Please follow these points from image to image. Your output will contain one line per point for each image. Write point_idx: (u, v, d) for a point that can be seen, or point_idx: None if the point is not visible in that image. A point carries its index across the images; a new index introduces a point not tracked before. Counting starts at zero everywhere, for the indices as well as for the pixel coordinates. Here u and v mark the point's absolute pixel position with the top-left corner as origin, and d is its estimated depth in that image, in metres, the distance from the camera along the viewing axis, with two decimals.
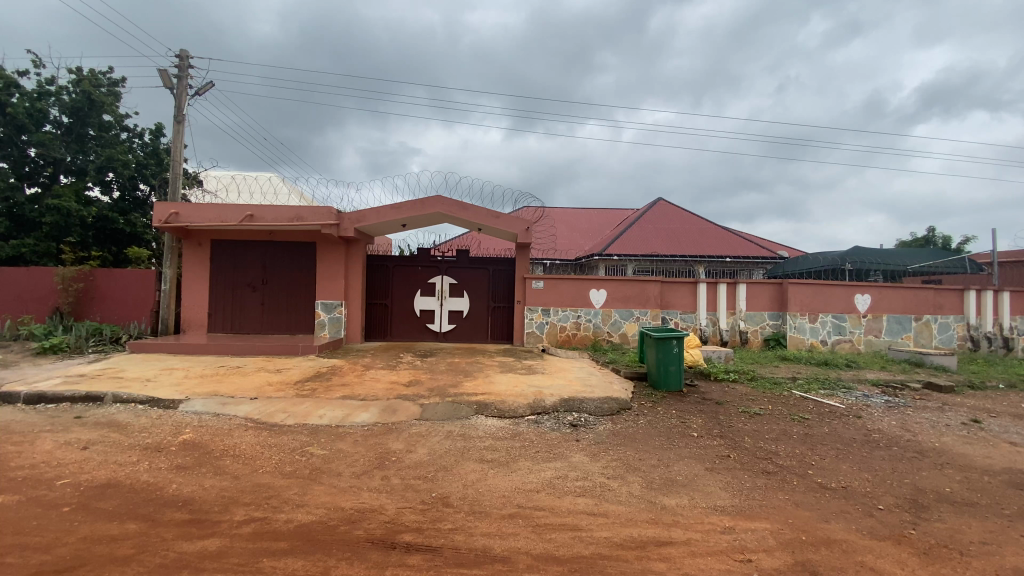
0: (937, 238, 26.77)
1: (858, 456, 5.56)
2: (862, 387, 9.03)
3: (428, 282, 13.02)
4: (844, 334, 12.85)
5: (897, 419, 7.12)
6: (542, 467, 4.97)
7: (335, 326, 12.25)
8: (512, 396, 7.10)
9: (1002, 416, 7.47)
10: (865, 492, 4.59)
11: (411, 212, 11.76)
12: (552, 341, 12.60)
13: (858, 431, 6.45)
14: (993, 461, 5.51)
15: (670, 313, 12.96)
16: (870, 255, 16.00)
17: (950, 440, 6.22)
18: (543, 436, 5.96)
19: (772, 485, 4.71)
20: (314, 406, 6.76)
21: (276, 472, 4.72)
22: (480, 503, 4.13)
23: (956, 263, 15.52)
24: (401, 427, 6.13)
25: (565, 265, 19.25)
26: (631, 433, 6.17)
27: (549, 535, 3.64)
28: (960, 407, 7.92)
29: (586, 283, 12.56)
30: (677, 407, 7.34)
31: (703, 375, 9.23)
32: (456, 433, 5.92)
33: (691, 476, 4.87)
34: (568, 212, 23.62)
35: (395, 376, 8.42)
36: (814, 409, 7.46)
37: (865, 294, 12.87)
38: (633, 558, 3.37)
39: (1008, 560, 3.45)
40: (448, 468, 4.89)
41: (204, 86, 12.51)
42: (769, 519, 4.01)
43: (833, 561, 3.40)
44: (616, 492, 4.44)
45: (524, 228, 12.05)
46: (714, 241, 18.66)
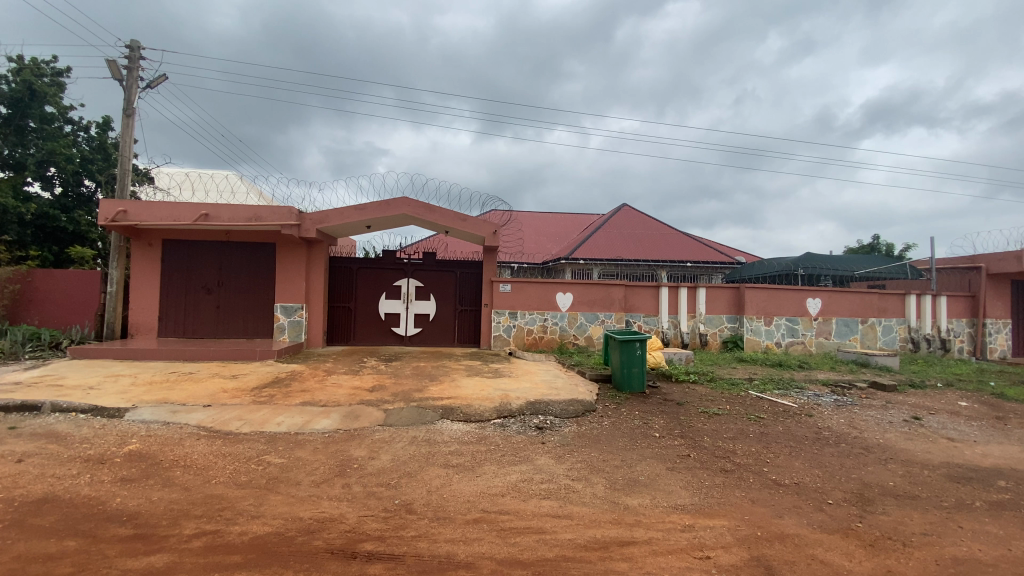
0: (881, 245, 28.39)
1: (810, 453, 5.81)
2: (814, 387, 9.45)
3: (393, 285, 12.81)
4: (797, 336, 13.42)
5: (846, 417, 7.48)
6: (507, 470, 4.96)
7: (295, 331, 11.88)
8: (479, 400, 7.06)
9: (940, 413, 7.97)
10: (816, 488, 4.80)
11: (375, 213, 11.55)
12: (518, 344, 12.62)
13: (809, 429, 6.74)
14: (932, 456, 5.86)
15: (634, 316, 13.22)
16: (821, 261, 16.80)
17: (893, 437, 6.59)
18: (509, 440, 5.93)
19: (729, 483, 4.85)
20: (272, 412, 6.53)
21: (230, 483, 4.52)
22: (445, 509, 4.08)
23: (898, 269, 16.46)
24: (363, 433, 6.00)
25: (533, 268, 19.33)
26: (595, 434, 6.23)
27: (513, 539, 3.63)
28: (903, 405, 8.39)
29: (553, 287, 12.68)
30: (641, 408, 7.50)
31: (664, 376, 9.44)
32: (420, 438, 5.82)
33: (653, 476, 4.96)
34: (536, 216, 23.77)
35: (358, 382, 8.21)
36: (769, 409, 7.74)
37: (816, 298, 13.51)
38: (596, 559, 3.40)
39: (947, 550, 3.66)
40: (412, 474, 4.81)
41: (157, 79, 11.96)
42: (727, 516, 4.13)
43: (785, 555, 3.53)
44: (581, 494, 4.48)
45: (491, 231, 12.05)
46: (676, 246, 19.16)
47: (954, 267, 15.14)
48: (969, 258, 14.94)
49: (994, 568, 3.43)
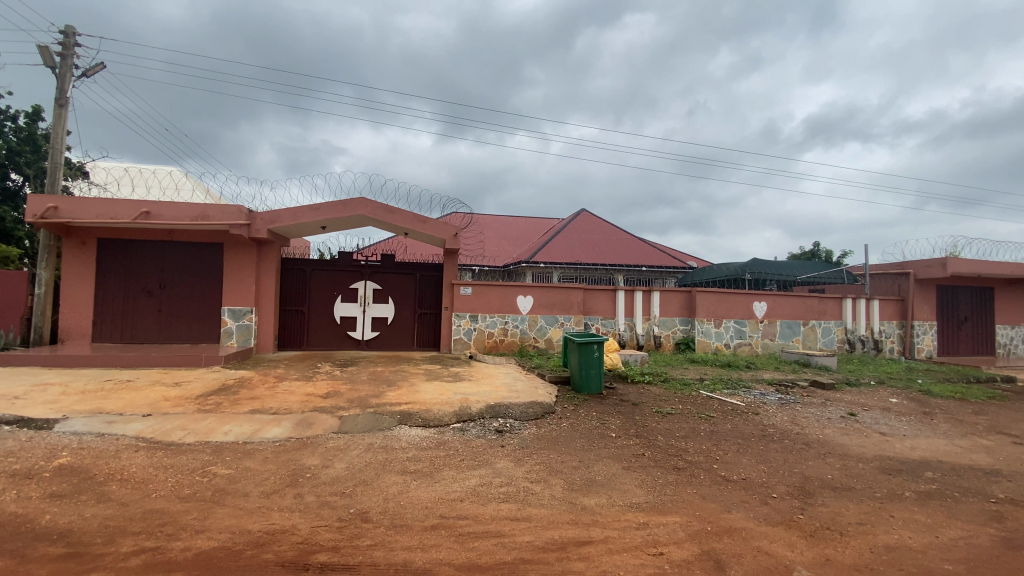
0: (821, 252, 30.20)
1: (756, 449, 6.08)
2: (760, 386, 9.93)
3: (350, 288, 12.50)
4: (745, 337, 14.05)
5: (789, 414, 7.90)
6: (466, 475, 4.93)
7: (243, 335, 11.37)
8: (437, 404, 6.98)
9: (873, 409, 8.54)
10: (761, 482, 5.04)
11: (331, 214, 11.26)
12: (479, 348, 12.58)
13: (756, 427, 7.07)
14: (866, 450, 6.27)
15: (592, 319, 13.47)
16: (766, 266, 17.67)
17: (831, 432, 7.01)
18: (468, 444, 5.90)
19: (681, 480, 5.02)
20: (219, 421, 6.22)
21: (171, 497, 4.27)
22: (402, 516, 4.01)
23: (836, 274, 17.53)
24: (317, 441, 5.82)
25: (493, 271, 19.34)
26: (554, 436, 6.30)
27: (471, 544, 3.61)
28: (840, 402, 8.95)
29: (513, 290, 12.75)
30: (598, 409, 7.64)
31: (621, 378, 9.65)
32: (377, 445, 5.70)
33: (610, 476, 5.07)
34: (497, 219, 23.82)
35: (311, 388, 7.94)
36: (719, 408, 8.07)
37: (762, 301, 14.20)
38: (554, 560, 3.43)
39: (879, 538, 3.93)
40: (368, 482, 4.70)
41: (95, 68, 11.21)
42: (679, 512, 4.27)
43: (733, 548, 3.68)
44: (539, 496, 4.51)
45: (452, 234, 11.99)
46: (633, 251, 19.66)
47: (885, 273, 16.27)
48: (899, 265, 16.10)
49: (921, 553, 3.70)
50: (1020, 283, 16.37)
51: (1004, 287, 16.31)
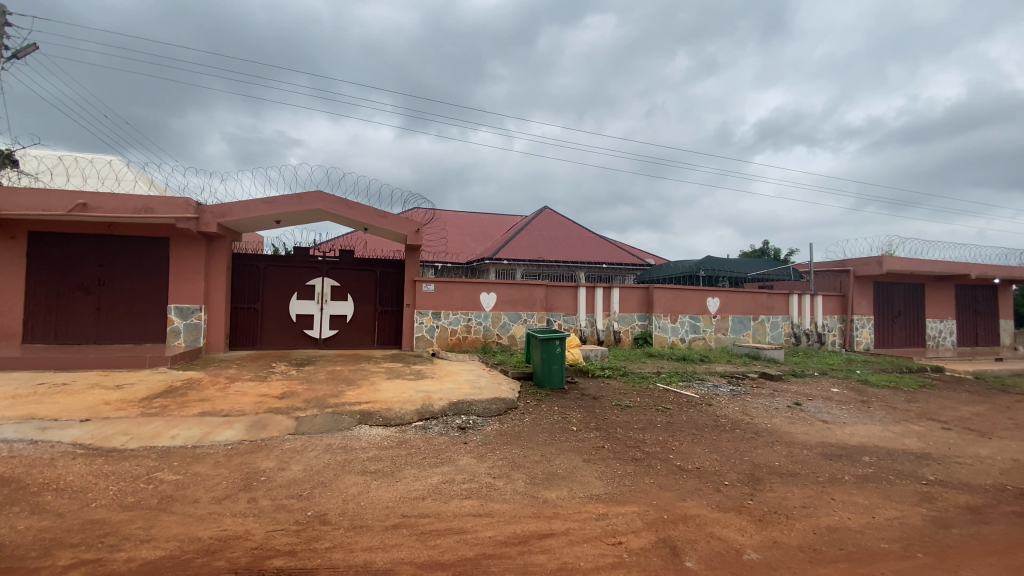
0: (770, 250, 31.68)
1: (710, 439, 6.33)
2: (713, 378, 10.34)
3: (307, 285, 12.14)
4: (699, 332, 14.57)
5: (740, 405, 8.27)
6: (428, 473, 4.90)
7: (191, 334, 10.86)
8: (399, 403, 6.89)
9: (816, 399, 9.05)
10: (714, 471, 5.25)
11: (287, 208, 10.88)
12: (441, 345, 12.49)
13: (709, 417, 7.36)
14: (810, 437, 6.64)
15: (555, 315, 13.62)
16: (719, 263, 18.36)
17: (778, 421, 7.39)
18: (430, 442, 5.85)
19: (639, 470, 5.17)
20: (165, 425, 5.91)
21: (113, 506, 4.03)
22: (362, 517, 3.95)
23: (783, 271, 18.41)
24: (272, 443, 5.63)
25: (456, 268, 19.24)
26: (516, 432, 6.34)
27: (433, 541, 3.59)
28: (786, 393, 9.43)
29: (476, 286, 12.73)
30: (560, 403, 7.75)
31: (582, 372, 9.82)
32: (336, 446, 5.57)
33: (571, 469, 5.16)
34: (460, 215, 23.67)
35: (266, 389, 7.66)
36: (675, 400, 8.35)
37: (715, 297, 14.77)
38: (516, 554, 3.46)
39: (821, 520, 4.18)
40: (326, 484, 4.59)
41: (26, 49, 10.38)
42: (637, 502, 4.40)
43: (688, 535, 3.82)
44: (501, 491, 4.54)
45: (413, 230, 11.81)
46: (593, 248, 19.99)
47: (828, 270, 17.23)
48: (840, 262, 17.09)
49: (858, 533, 3.96)
50: (947, 280, 17.68)
51: (933, 283, 17.59)
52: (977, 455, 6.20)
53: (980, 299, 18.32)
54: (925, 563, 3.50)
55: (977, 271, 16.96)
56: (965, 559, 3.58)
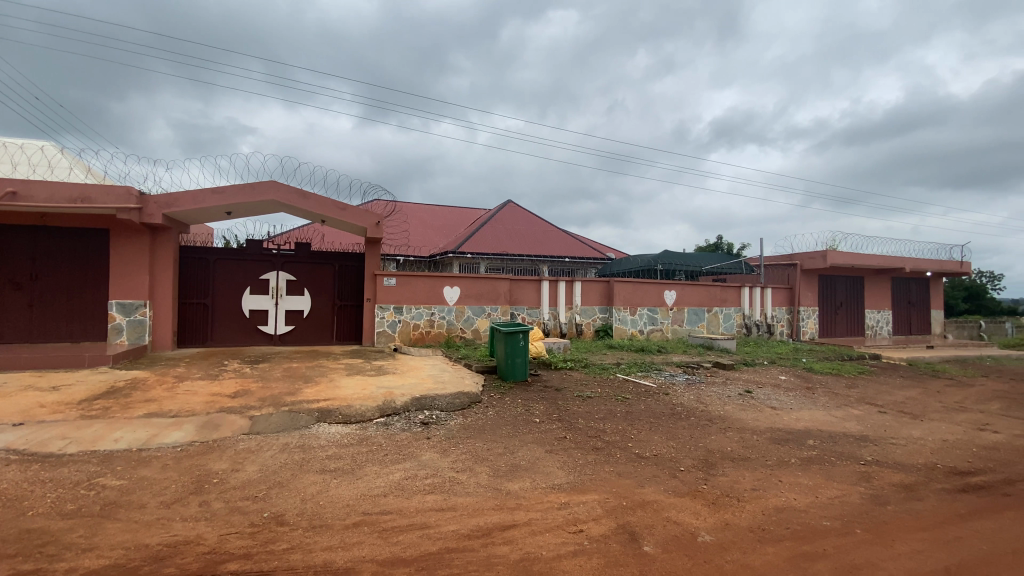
0: (724, 244, 32.87)
1: (667, 427, 6.54)
2: (670, 368, 10.69)
3: (262, 279, 11.70)
4: (657, 324, 15.00)
5: (695, 393, 8.59)
6: (390, 470, 4.84)
7: (136, 331, 10.26)
8: (359, 399, 6.76)
9: (765, 386, 9.51)
10: (671, 457, 5.44)
11: (238, 198, 10.42)
12: (403, 340, 12.33)
13: (666, 406, 7.62)
14: (759, 423, 6.98)
15: (518, 309, 13.69)
16: (677, 257, 18.92)
17: (731, 408, 7.72)
18: (392, 438, 5.78)
19: (600, 459, 5.29)
20: (108, 428, 5.59)
21: (50, 514, 3.78)
22: (321, 516, 3.87)
23: (736, 265, 19.17)
24: (225, 444, 5.42)
25: (419, 261, 19.02)
26: (480, 425, 6.36)
27: (395, 538, 3.56)
28: (738, 381, 9.87)
29: (439, 280, 12.62)
30: (523, 396, 7.81)
31: (545, 365, 9.93)
32: (293, 445, 5.42)
33: (533, 460, 5.22)
34: (422, 208, 23.34)
35: (218, 387, 7.35)
36: (634, 389, 8.59)
37: (672, 290, 15.23)
38: (479, 546, 3.48)
39: (769, 501, 4.41)
40: (283, 484, 4.46)
41: None
42: (598, 490, 4.51)
43: (645, 520, 3.95)
44: (464, 484, 4.55)
45: (373, 223, 11.55)
46: (556, 242, 20.17)
47: (777, 263, 18.05)
48: (788, 256, 17.96)
49: (803, 512, 4.20)
50: (884, 273, 18.87)
51: (872, 276, 18.73)
52: (910, 436, 6.68)
53: (913, 291, 19.66)
54: (863, 539, 3.76)
55: (910, 265, 18.18)
56: (899, 533, 3.85)
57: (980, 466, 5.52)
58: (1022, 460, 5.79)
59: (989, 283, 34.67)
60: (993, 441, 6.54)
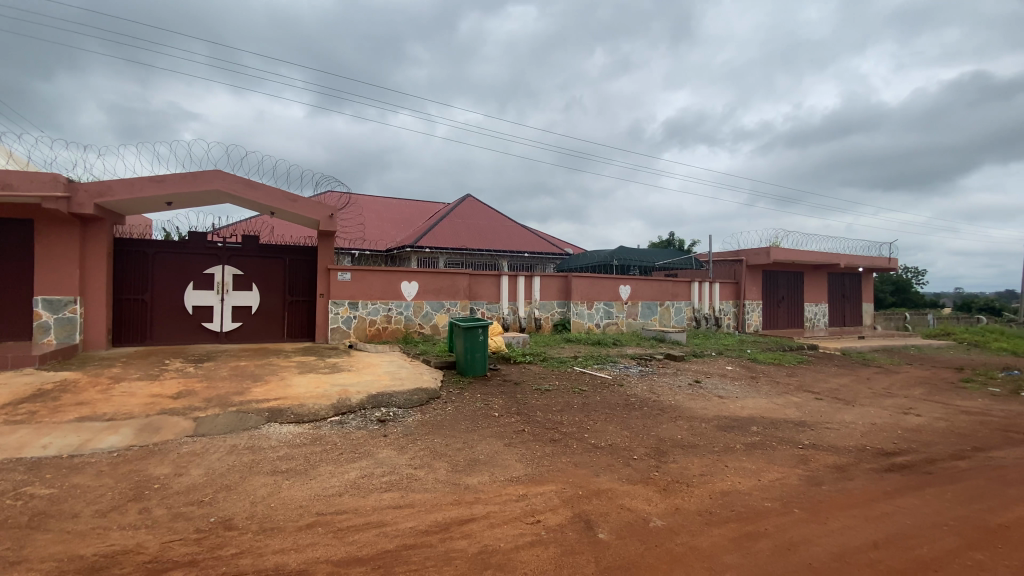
0: (676, 241, 33.99)
1: (622, 418, 6.73)
2: (624, 360, 11.00)
3: (206, 274, 11.12)
4: (612, 317, 15.37)
5: (648, 384, 8.88)
6: (345, 469, 4.74)
7: (65, 330, 9.52)
8: (312, 398, 6.57)
9: (713, 376, 9.96)
10: (625, 446, 5.61)
11: (180, 188, 9.84)
12: (359, 336, 12.06)
13: (621, 397, 7.84)
14: (707, 411, 7.31)
15: (477, 303, 13.67)
16: (631, 253, 19.43)
17: (682, 398, 8.05)
18: (347, 437, 5.66)
19: (557, 451, 5.39)
20: (34, 433, 5.18)
21: None
22: (272, 519, 3.74)
23: (687, 261, 19.89)
24: (167, 447, 5.15)
25: (375, 256, 18.62)
26: (438, 421, 6.32)
27: (351, 537, 3.50)
28: (688, 371, 10.29)
29: (396, 275, 12.43)
30: (482, 390, 7.83)
31: (504, 359, 9.97)
32: (242, 447, 5.22)
33: (492, 454, 5.25)
34: (379, 201, 22.85)
35: (158, 388, 6.96)
36: (590, 381, 8.79)
37: (627, 285, 15.63)
38: (437, 541, 3.48)
39: (716, 485, 4.63)
40: (231, 488, 4.29)
41: None
42: (554, 481, 4.59)
43: (601, 508, 4.07)
44: (422, 481, 4.52)
45: (327, 215, 11.21)
46: (515, 237, 20.25)
47: (724, 259, 18.87)
48: (734, 252, 18.81)
49: (746, 495, 4.44)
50: (822, 269, 20.10)
51: (811, 272, 19.90)
52: (843, 421, 7.17)
53: (847, 286, 21.03)
54: (800, 517, 4.02)
55: (844, 261, 19.44)
56: (832, 511, 4.14)
57: (903, 446, 6.01)
58: (940, 441, 6.35)
59: (913, 278, 37.60)
60: (914, 424, 7.13)
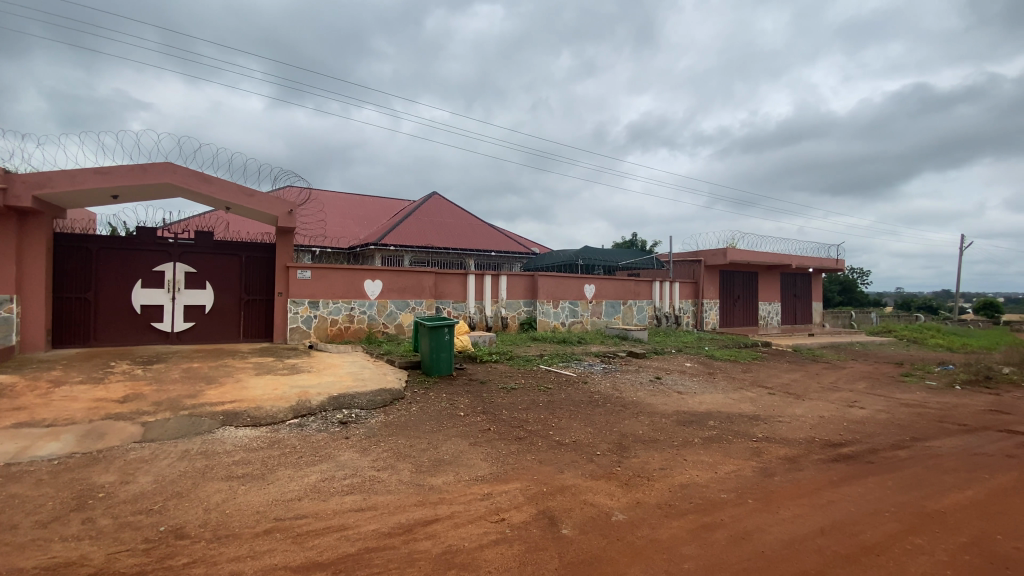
0: (638, 241, 34.78)
1: (585, 415, 6.84)
2: (589, 358, 11.17)
3: (156, 272, 10.59)
4: (577, 316, 15.57)
5: (611, 381, 9.06)
6: (305, 472, 4.63)
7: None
8: (270, 400, 6.36)
9: (673, 372, 10.25)
10: (588, 443, 5.70)
11: (128, 180, 9.33)
12: (320, 336, 11.76)
13: (585, 394, 7.97)
14: (668, 407, 7.52)
15: (443, 302, 13.57)
16: (596, 253, 19.73)
17: (643, 394, 8.25)
18: (307, 439, 5.52)
19: (521, 449, 5.42)
20: None
21: None
22: (228, 526, 3.61)
23: (649, 261, 20.37)
24: (112, 454, 4.89)
25: (337, 253, 18.19)
26: (402, 422, 6.24)
27: (310, 542, 3.42)
28: (649, 368, 10.55)
29: (359, 274, 12.19)
30: (447, 390, 7.79)
31: (470, 359, 9.93)
32: (194, 452, 5.01)
33: (457, 453, 5.23)
34: (341, 197, 22.33)
35: (103, 392, 6.58)
36: (555, 379, 8.89)
37: (592, 284, 15.87)
38: (400, 543, 3.44)
39: (675, 479, 4.77)
40: (183, 494, 4.11)
41: None
42: (519, 478, 4.63)
43: (564, 504, 4.12)
44: (385, 482, 4.46)
45: (286, 211, 10.86)
46: (481, 236, 20.21)
47: (684, 259, 19.43)
48: (693, 252, 19.39)
49: (704, 487, 4.60)
50: (775, 270, 21.00)
51: (765, 272, 20.75)
52: (794, 414, 7.54)
53: (799, 286, 22.04)
54: (754, 507, 4.20)
55: (796, 262, 20.38)
56: (784, 500, 4.35)
57: (848, 438, 6.37)
58: (881, 432, 6.76)
59: (858, 278, 39.80)
60: (859, 416, 7.56)
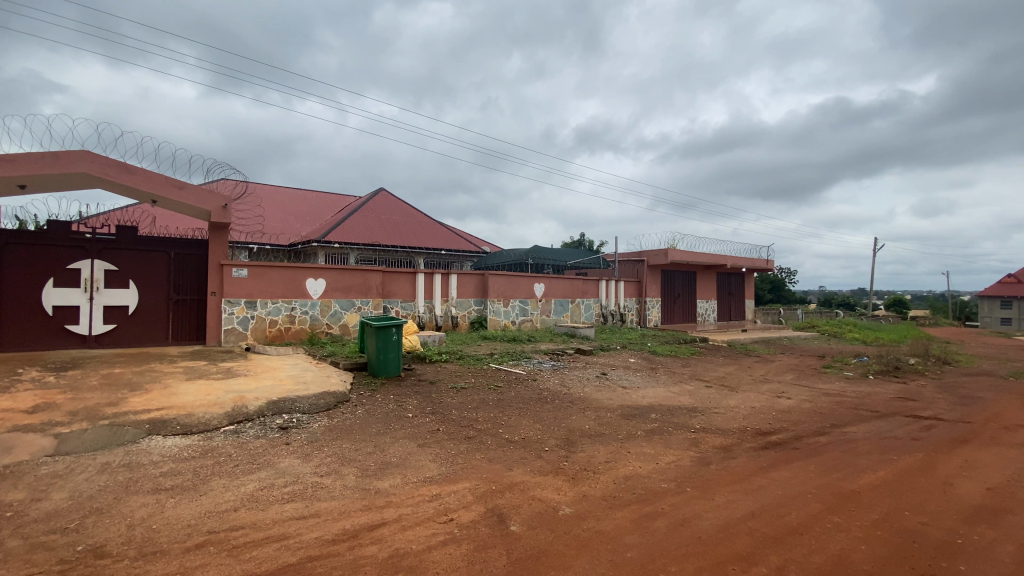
0: (586, 242, 35.65)
1: (534, 412, 6.93)
2: (538, 355, 11.33)
3: (70, 269, 9.67)
4: (527, 315, 15.74)
5: (560, 378, 9.25)
6: (242, 481, 4.40)
7: None
8: (203, 406, 6.00)
9: (618, 368, 10.60)
10: (536, 439, 5.78)
11: (37, 168, 8.47)
12: (258, 338, 11.21)
13: (534, 391, 8.08)
14: (612, 401, 7.77)
15: (391, 302, 13.29)
16: (545, 252, 19.99)
17: (589, 389, 8.47)
18: (244, 447, 5.26)
19: (471, 448, 5.41)
20: None
21: None
22: (155, 542, 3.38)
23: (595, 262, 20.88)
24: (20, 470, 4.43)
25: (276, 250, 17.40)
26: (347, 425, 6.07)
27: (248, 554, 3.26)
28: (596, 364, 10.85)
29: (301, 272, 11.72)
30: (395, 391, 7.65)
31: (418, 359, 9.79)
32: (117, 464, 4.64)
33: (405, 456, 5.15)
34: (280, 191, 21.36)
35: (7, 402, 5.96)
36: (505, 377, 8.96)
37: (541, 283, 16.08)
38: (345, 550, 3.35)
39: (619, 471, 4.94)
40: (103, 510, 3.80)
41: None
42: (468, 478, 4.62)
43: (513, 501, 4.16)
44: (329, 489, 4.32)
45: (220, 206, 10.24)
46: (429, 234, 19.92)
47: (629, 259, 20.10)
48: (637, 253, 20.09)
49: (646, 478, 4.77)
50: (712, 269, 22.15)
51: (703, 271, 21.82)
52: (728, 405, 8.00)
53: (733, 285, 23.35)
54: (692, 495, 4.42)
55: (731, 262, 21.58)
56: (720, 488, 4.60)
57: (776, 426, 6.84)
58: (806, 419, 7.30)
59: (786, 277, 42.74)
60: (786, 405, 8.14)
